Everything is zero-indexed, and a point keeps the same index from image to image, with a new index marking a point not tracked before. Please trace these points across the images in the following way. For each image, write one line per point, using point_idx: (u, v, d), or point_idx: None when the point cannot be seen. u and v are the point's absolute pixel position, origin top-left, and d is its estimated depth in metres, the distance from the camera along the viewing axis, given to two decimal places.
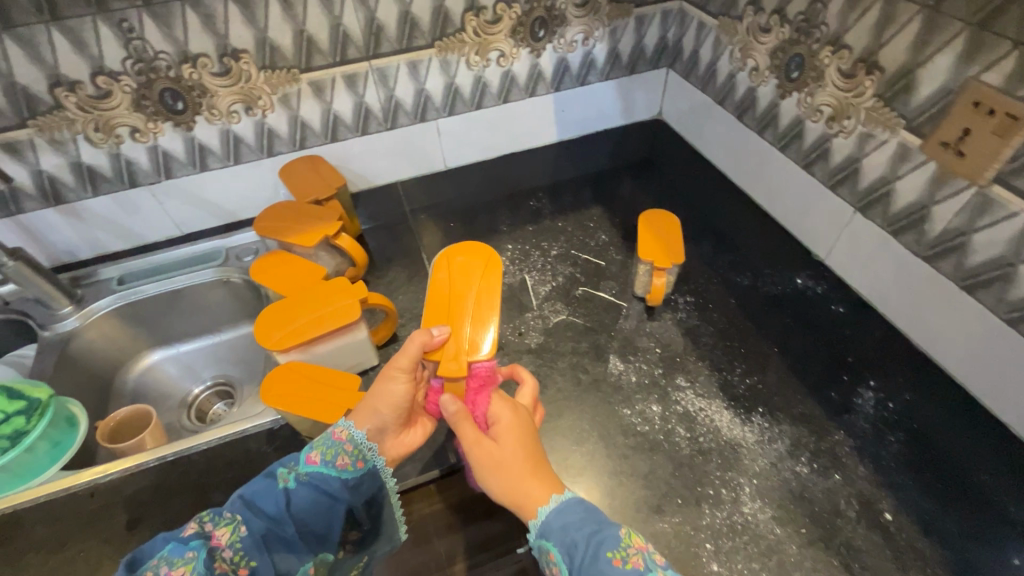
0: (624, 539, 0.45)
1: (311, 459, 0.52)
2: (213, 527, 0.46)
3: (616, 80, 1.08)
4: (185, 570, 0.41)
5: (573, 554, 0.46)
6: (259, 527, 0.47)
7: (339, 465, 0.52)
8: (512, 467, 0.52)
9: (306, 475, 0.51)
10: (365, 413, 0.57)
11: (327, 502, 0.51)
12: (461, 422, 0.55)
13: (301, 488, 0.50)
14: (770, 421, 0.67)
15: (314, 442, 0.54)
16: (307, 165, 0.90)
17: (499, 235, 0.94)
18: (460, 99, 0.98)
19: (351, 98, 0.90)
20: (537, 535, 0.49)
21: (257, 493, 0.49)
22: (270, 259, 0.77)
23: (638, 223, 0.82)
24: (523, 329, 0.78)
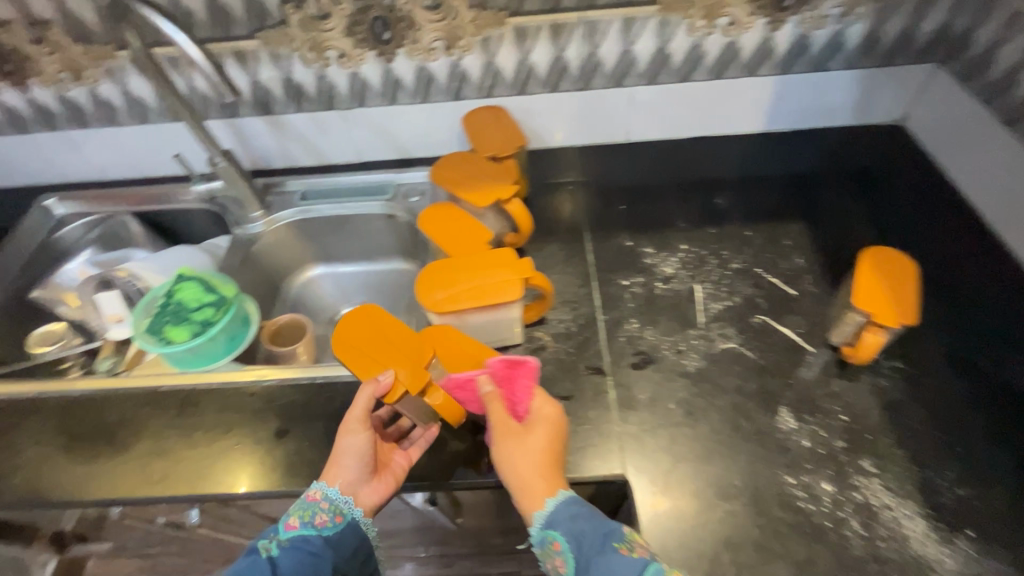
0: (628, 535, 0.50)
1: (290, 523, 0.56)
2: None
3: (861, 71, 0.88)
4: None
5: (580, 542, 0.50)
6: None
7: (317, 522, 0.56)
8: (538, 461, 0.54)
9: (286, 543, 0.55)
10: (336, 469, 0.58)
11: (313, 559, 0.55)
12: (492, 405, 0.56)
13: (284, 552, 0.54)
14: (979, 551, 0.53)
15: (292, 510, 0.58)
16: (490, 115, 0.86)
17: (674, 230, 0.84)
18: (667, 68, 0.86)
19: (552, 50, 0.83)
20: (542, 525, 0.52)
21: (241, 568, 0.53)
22: (439, 211, 0.75)
23: (859, 258, 0.66)
24: (684, 348, 0.69)
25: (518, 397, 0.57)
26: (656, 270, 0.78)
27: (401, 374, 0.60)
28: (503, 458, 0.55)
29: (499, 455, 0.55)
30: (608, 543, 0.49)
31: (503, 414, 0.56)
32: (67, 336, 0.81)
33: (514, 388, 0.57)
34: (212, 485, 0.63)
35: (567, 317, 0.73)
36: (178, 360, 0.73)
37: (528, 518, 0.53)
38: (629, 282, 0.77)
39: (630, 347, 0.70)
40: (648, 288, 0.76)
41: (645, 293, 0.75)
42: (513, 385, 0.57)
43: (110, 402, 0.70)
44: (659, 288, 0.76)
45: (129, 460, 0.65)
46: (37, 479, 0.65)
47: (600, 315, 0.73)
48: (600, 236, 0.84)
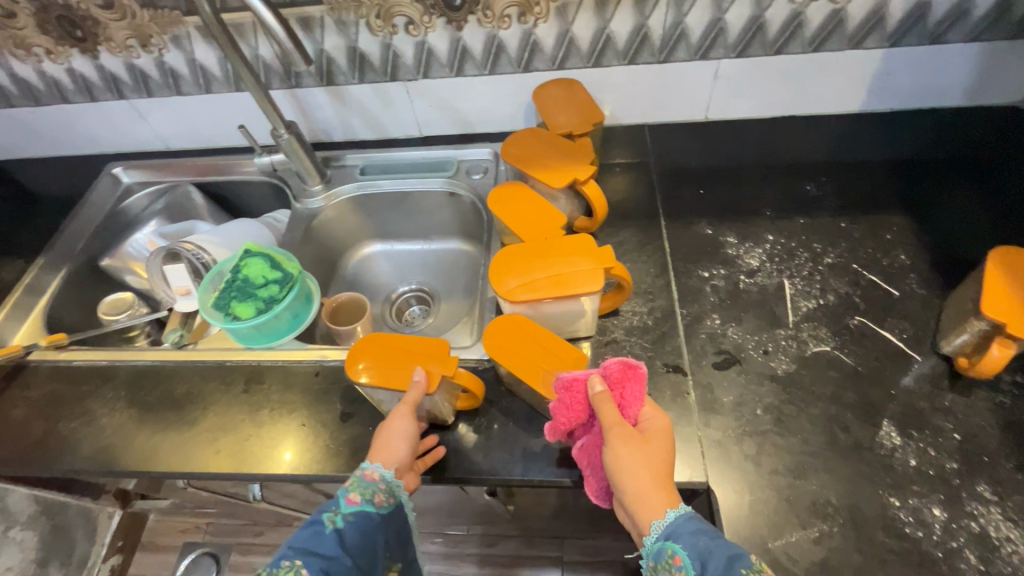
0: (758, 563, 0.42)
1: (351, 499, 0.52)
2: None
3: (986, 44, 0.77)
4: None
5: (704, 562, 0.43)
6: (317, 568, 0.48)
7: (378, 502, 0.53)
8: (660, 469, 0.50)
9: (349, 518, 0.51)
10: (387, 451, 0.56)
11: (372, 537, 0.52)
12: (605, 407, 0.51)
13: (348, 529, 0.51)
14: None
15: (349, 484, 0.54)
16: (561, 89, 0.80)
17: (758, 219, 0.77)
18: (760, 39, 0.78)
19: (634, 18, 0.76)
20: (661, 536, 0.46)
21: (307, 534, 0.50)
22: (510, 191, 0.71)
23: (987, 260, 0.58)
24: (771, 348, 0.64)
25: (627, 403, 0.53)
26: (740, 261, 0.72)
27: (431, 366, 0.58)
28: (619, 463, 0.50)
29: (614, 462, 0.50)
30: (734, 566, 0.42)
31: (619, 417, 0.52)
32: (136, 305, 0.85)
33: (623, 394, 0.53)
34: (276, 465, 0.62)
35: (642, 309, 0.69)
36: (244, 335, 0.73)
37: (644, 532, 0.48)
38: (710, 274, 0.72)
39: (711, 345, 0.65)
40: (731, 282, 0.70)
41: (727, 287, 0.70)
42: (623, 389, 0.53)
43: (179, 373, 0.71)
44: (743, 282, 0.70)
45: (198, 433, 0.66)
46: (112, 446, 0.66)
47: (679, 309, 0.69)
48: (676, 223, 0.78)
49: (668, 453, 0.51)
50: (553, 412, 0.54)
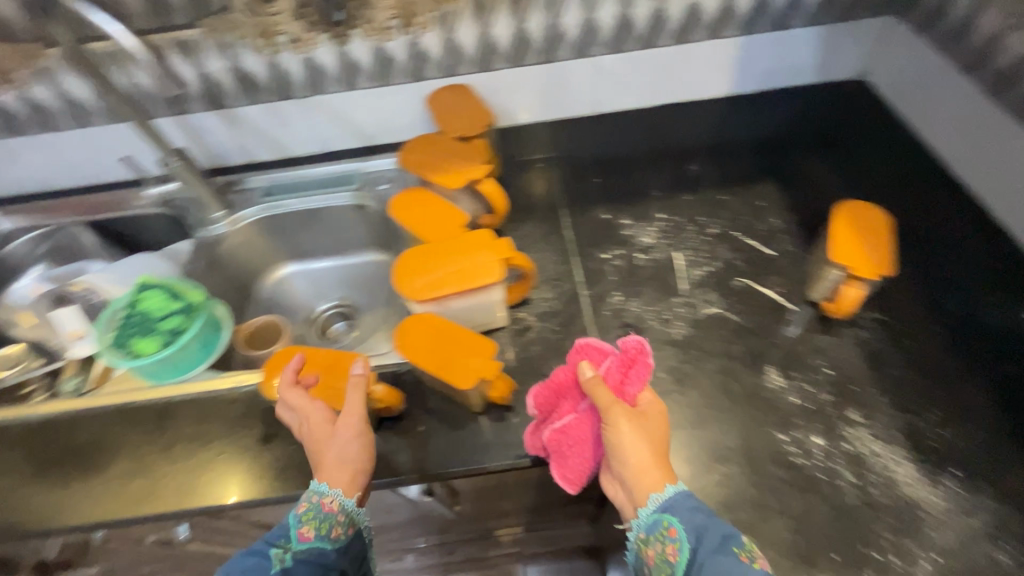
0: (747, 543, 0.48)
1: (304, 535, 0.52)
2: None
3: (822, 28, 0.88)
4: None
5: (700, 537, 0.48)
6: None
7: (332, 537, 0.52)
8: (657, 447, 0.53)
9: (301, 555, 0.51)
10: (342, 468, 0.54)
11: (325, 571, 0.51)
12: (597, 390, 0.55)
13: (299, 567, 0.50)
14: (966, 488, 0.55)
15: (303, 514, 0.52)
16: (454, 94, 0.83)
17: (649, 200, 0.83)
18: (631, 35, 0.84)
19: (513, 23, 0.80)
20: (657, 508, 0.51)
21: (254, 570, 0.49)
22: (412, 197, 0.73)
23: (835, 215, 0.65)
24: (668, 316, 0.70)
25: (630, 382, 0.57)
26: (635, 240, 0.78)
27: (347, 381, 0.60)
28: (623, 436, 0.53)
29: (617, 435, 0.53)
30: (727, 544, 0.47)
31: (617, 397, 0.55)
32: (26, 359, 0.77)
33: (627, 373, 0.57)
34: (198, 499, 0.61)
35: (550, 295, 0.73)
36: (150, 373, 0.69)
37: (641, 502, 0.51)
38: (609, 255, 0.77)
39: (615, 320, 0.70)
40: (629, 260, 0.76)
41: (626, 266, 0.75)
42: (631, 371, 0.57)
43: (80, 422, 0.67)
44: (639, 259, 0.76)
45: (108, 480, 0.63)
46: (9, 509, 0.61)
47: (583, 290, 0.73)
48: (576, 212, 0.82)
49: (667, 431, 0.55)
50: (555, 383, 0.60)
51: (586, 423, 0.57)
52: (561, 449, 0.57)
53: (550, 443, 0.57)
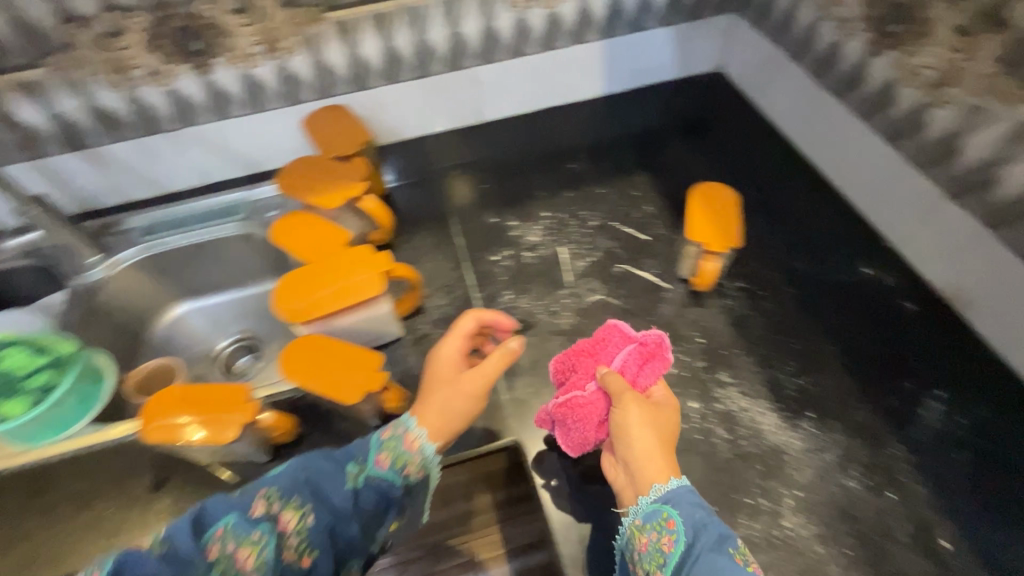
0: (743, 551, 0.46)
1: (380, 461, 0.53)
2: (282, 509, 0.48)
3: (675, 28, 0.95)
4: (251, 552, 0.44)
5: (697, 532, 0.47)
6: (325, 522, 0.49)
7: (405, 472, 0.54)
8: (665, 436, 0.56)
9: (373, 480, 0.53)
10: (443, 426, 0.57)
11: (385, 502, 0.54)
12: (610, 380, 0.58)
13: (369, 489, 0.52)
14: (820, 427, 0.61)
15: (385, 439, 0.55)
16: (333, 114, 0.83)
17: (534, 200, 0.87)
18: (499, 46, 0.88)
19: (381, 41, 0.82)
20: (658, 499, 0.51)
21: (327, 475, 0.51)
22: (293, 221, 0.72)
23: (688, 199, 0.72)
24: (555, 308, 0.74)
25: (646, 373, 0.61)
26: (522, 240, 0.82)
27: (229, 416, 0.58)
28: (636, 422, 0.56)
29: (631, 420, 0.56)
30: (722, 543, 0.46)
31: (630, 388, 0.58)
32: None
33: (645, 365, 0.61)
34: (89, 550, 0.60)
35: (444, 301, 0.75)
36: (24, 436, 0.64)
37: (644, 490, 0.52)
38: (499, 257, 0.80)
39: (507, 318, 0.73)
40: (517, 259, 0.79)
41: (515, 265, 0.79)
42: (650, 363, 0.61)
43: None
44: (527, 258, 0.79)
45: None
46: None
47: (475, 293, 0.76)
48: (466, 219, 0.85)
49: (673, 424, 0.58)
50: (572, 359, 0.62)
51: (598, 403, 0.59)
52: (566, 421, 0.59)
53: (556, 413, 0.60)
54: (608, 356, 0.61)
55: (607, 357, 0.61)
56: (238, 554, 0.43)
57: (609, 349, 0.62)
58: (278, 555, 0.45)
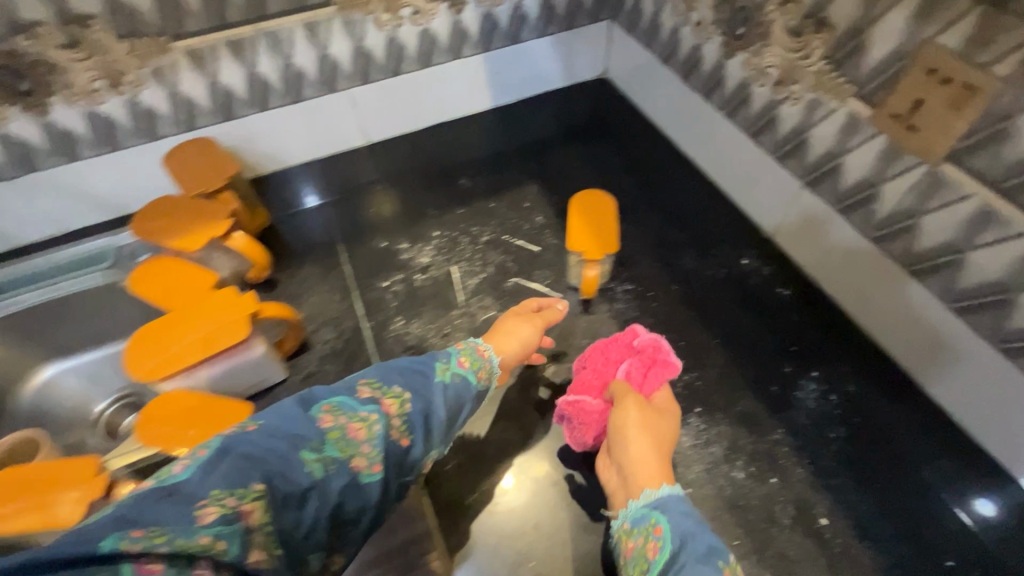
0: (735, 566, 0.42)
1: (461, 362, 0.53)
2: (382, 397, 0.46)
3: (553, 36, 0.96)
4: (362, 427, 0.42)
5: (681, 540, 0.44)
6: (419, 407, 0.47)
7: (479, 376, 0.54)
8: (662, 441, 0.54)
9: (456, 377, 0.51)
10: (509, 346, 0.60)
11: (463, 402, 0.52)
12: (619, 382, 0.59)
13: (455, 383, 0.51)
14: (706, 422, 0.63)
15: (462, 348, 0.55)
16: (198, 148, 0.78)
17: (426, 220, 0.85)
18: (374, 66, 0.85)
19: (242, 68, 0.77)
20: (648, 504, 0.48)
21: (419, 370, 0.50)
22: (153, 265, 0.67)
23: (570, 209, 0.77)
24: (448, 330, 0.72)
25: (650, 379, 0.60)
26: (413, 262, 0.80)
27: (71, 492, 0.52)
28: (634, 423, 0.54)
29: (629, 420, 0.54)
30: (708, 555, 0.42)
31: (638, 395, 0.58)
32: None
33: (649, 372, 0.60)
34: None
35: (333, 335, 0.72)
36: None
37: (634, 494, 0.50)
38: (389, 282, 0.77)
39: (398, 346, 0.71)
40: (408, 283, 0.77)
41: (406, 290, 0.76)
42: (653, 370, 0.60)
43: None
44: (418, 280, 0.77)
45: None
46: None
47: (365, 323, 0.73)
48: (355, 246, 0.82)
49: (672, 433, 0.56)
50: (587, 362, 0.64)
51: (602, 410, 0.59)
52: (571, 420, 0.61)
53: (564, 411, 0.61)
54: (616, 358, 0.63)
55: (611, 364, 0.62)
56: (348, 431, 0.42)
57: (618, 351, 0.63)
58: (385, 436, 0.43)
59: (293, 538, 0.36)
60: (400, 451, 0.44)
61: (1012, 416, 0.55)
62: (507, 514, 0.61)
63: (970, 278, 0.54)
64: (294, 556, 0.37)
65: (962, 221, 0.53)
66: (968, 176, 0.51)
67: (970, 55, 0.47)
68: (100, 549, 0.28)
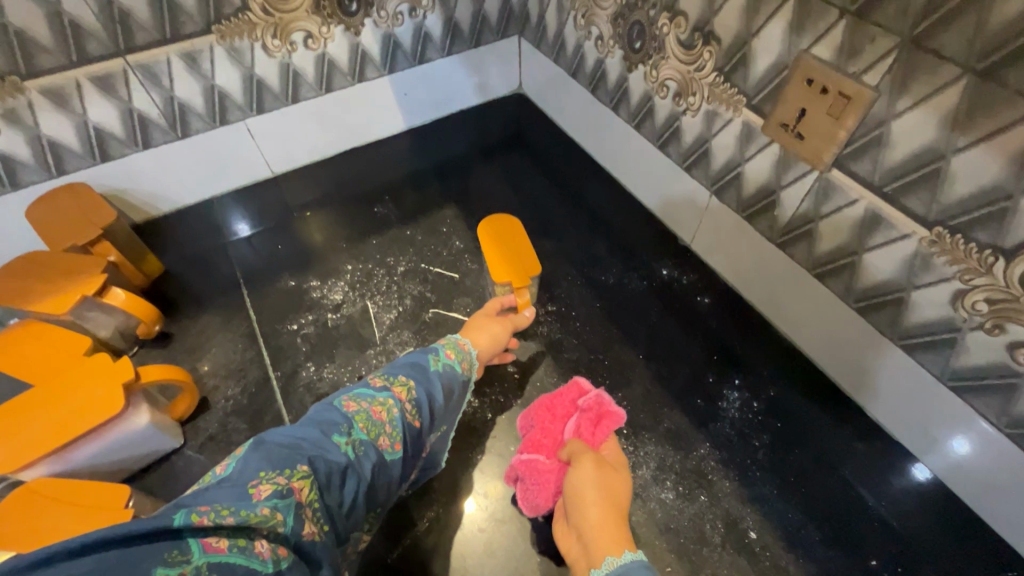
0: None
1: (448, 354, 0.58)
2: (390, 385, 0.53)
3: (459, 55, 0.93)
4: (382, 410, 0.50)
5: None
6: (423, 391, 0.54)
7: (465, 365, 0.59)
8: (618, 497, 0.53)
9: (449, 367, 0.57)
10: (480, 339, 0.64)
11: (456, 388, 0.57)
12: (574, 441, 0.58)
13: (448, 372, 0.57)
14: (634, 444, 0.62)
15: (447, 343, 0.60)
16: (69, 195, 0.70)
17: (338, 253, 0.81)
18: (269, 94, 0.80)
19: (114, 105, 0.70)
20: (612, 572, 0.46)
21: (416, 362, 0.56)
22: (12, 336, 0.59)
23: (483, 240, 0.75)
24: (364, 372, 0.68)
25: (599, 434, 0.60)
26: (325, 301, 0.75)
27: None
28: (591, 483, 0.53)
29: (586, 479, 0.53)
30: None
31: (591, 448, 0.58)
32: None
33: (597, 427, 0.60)
34: None
35: (236, 390, 0.66)
36: None
37: (596, 563, 0.48)
38: (298, 325, 0.72)
39: (310, 394, 0.66)
40: (320, 324, 0.72)
41: (317, 331, 0.72)
42: (601, 425, 0.60)
43: None
44: (330, 320, 0.73)
45: None
46: None
47: (272, 373, 0.68)
48: (260, 288, 0.76)
49: (627, 489, 0.55)
50: (539, 419, 0.63)
51: (556, 471, 0.58)
52: (525, 481, 0.59)
53: (518, 470, 0.60)
54: (563, 414, 0.62)
55: (561, 419, 0.62)
56: (370, 414, 0.49)
57: (566, 406, 0.63)
58: (400, 418, 0.51)
59: (336, 510, 0.45)
60: (413, 430, 0.52)
61: (920, 409, 0.56)
62: (435, 566, 0.57)
63: (867, 279, 0.55)
64: (335, 524, 0.44)
65: (853, 225, 0.54)
66: (854, 182, 0.52)
67: (843, 64, 0.48)
68: (175, 523, 0.33)
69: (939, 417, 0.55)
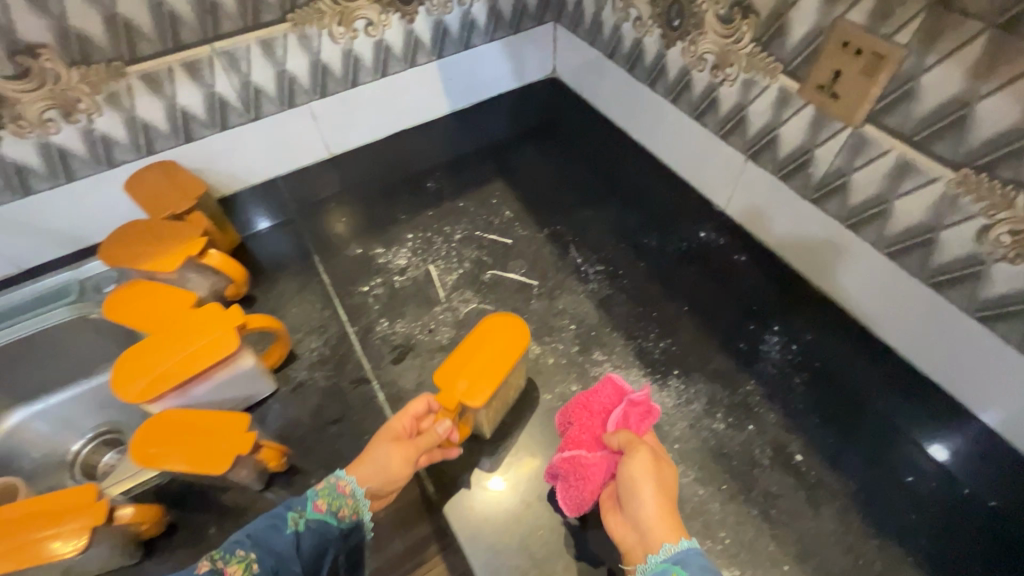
0: None
1: (317, 507, 0.52)
2: (225, 565, 0.47)
3: (501, 41, 1.00)
4: None
5: None
6: (267, 566, 0.48)
7: (340, 516, 0.53)
8: (667, 494, 0.52)
9: (312, 524, 0.52)
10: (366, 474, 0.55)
11: (324, 547, 0.52)
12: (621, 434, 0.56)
13: (308, 535, 0.51)
14: (685, 382, 0.68)
15: (320, 489, 0.54)
16: (158, 172, 0.77)
17: (397, 224, 0.88)
18: (332, 78, 0.87)
19: (199, 89, 0.77)
20: (669, 559, 0.47)
21: (266, 529, 0.50)
22: (128, 291, 0.66)
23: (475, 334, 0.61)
24: (433, 326, 0.75)
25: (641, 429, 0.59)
26: (391, 265, 0.81)
27: (73, 520, 0.50)
28: (642, 476, 0.52)
29: (637, 471, 0.52)
30: None
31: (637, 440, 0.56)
32: None
33: (640, 422, 0.59)
34: None
35: (319, 343, 0.73)
36: None
37: (654, 550, 0.49)
38: (368, 287, 0.79)
39: (386, 346, 0.73)
40: (388, 286, 0.79)
41: (386, 291, 0.78)
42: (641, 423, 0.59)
43: None
44: (398, 282, 0.79)
45: None
46: None
47: (349, 328, 0.75)
48: (330, 256, 0.83)
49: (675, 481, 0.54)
50: (577, 417, 0.61)
51: (602, 464, 0.56)
52: (568, 475, 0.57)
53: (560, 467, 0.58)
54: (602, 408, 0.61)
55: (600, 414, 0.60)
56: None
57: (603, 403, 0.61)
58: None
59: None
60: None
61: (959, 356, 0.60)
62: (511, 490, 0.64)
63: (897, 225, 0.61)
64: None
65: (884, 174, 0.60)
66: (886, 134, 0.58)
67: (876, 27, 0.54)
68: None
69: (993, 371, 0.58)
